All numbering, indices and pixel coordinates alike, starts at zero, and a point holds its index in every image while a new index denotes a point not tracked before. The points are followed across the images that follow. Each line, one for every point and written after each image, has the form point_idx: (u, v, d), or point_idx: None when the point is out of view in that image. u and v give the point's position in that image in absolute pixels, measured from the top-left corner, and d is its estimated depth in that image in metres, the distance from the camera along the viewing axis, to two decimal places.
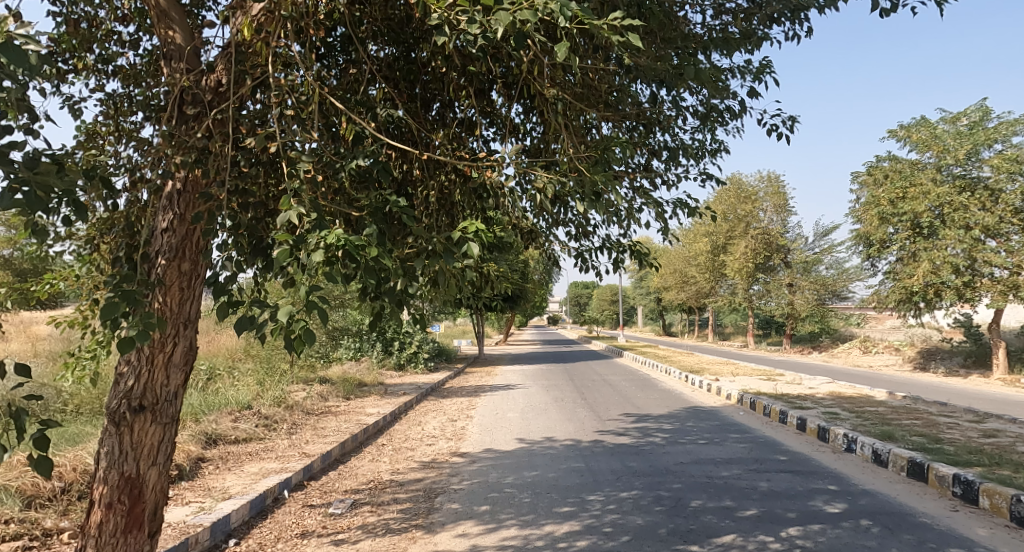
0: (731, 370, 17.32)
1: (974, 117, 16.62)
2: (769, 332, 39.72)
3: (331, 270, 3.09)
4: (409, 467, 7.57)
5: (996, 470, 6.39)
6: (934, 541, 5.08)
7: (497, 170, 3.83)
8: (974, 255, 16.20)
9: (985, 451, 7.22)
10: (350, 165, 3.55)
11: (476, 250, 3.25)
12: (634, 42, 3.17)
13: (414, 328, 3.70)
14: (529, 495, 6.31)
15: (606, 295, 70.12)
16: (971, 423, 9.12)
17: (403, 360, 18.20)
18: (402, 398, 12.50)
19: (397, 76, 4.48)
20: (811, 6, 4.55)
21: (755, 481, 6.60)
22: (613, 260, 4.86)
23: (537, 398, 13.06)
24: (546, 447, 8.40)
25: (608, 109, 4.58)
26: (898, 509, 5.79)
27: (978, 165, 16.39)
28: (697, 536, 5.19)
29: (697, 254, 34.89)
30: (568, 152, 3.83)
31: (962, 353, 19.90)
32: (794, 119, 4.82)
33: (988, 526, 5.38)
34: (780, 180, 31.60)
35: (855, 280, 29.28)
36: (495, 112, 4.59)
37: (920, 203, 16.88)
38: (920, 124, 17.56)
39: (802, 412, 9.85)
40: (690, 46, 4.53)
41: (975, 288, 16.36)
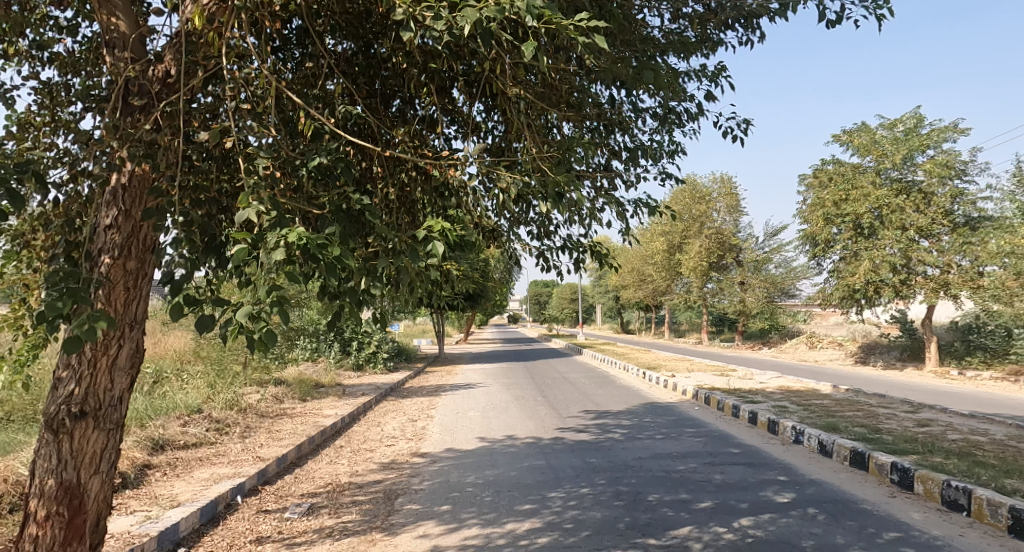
0: (686, 366, 17.70)
1: (909, 124, 17.14)
2: (722, 329, 40.60)
3: (291, 270, 3.13)
4: (368, 469, 7.59)
5: (930, 457, 6.68)
6: (875, 526, 5.30)
7: (460, 169, 3.89)
8: (909, 255, 16.85)
9: (922, 440, 7.52)
10: (311, 162, 3.61)
11: (440, 249, 3.33)
12: (601, 41, 3.24)
13: (375, 328, 3.72)
14: (490, 493, 6.38)
15: (565, 294, 70.70)
16: (907, 413, 9.48)
17: (361, 360, 18.07)
18: (361, 399, 12.49)
19: (356, 71, 4.53)
20: (763, 14, 4.75)
21: (709, 473, 6.78)
22: (574, 260, 4.96)
23: (497, 397, 13.16)
24: (507, 445, 8.49)
25: (570, 109, 4.68)
26: (841, 496, 6.01)
27: (913, 169, 16.98)
28: (653, 529, 5.32)
29: (654, 254, 35.28)
30: (531, 152, 3.91)
31: (898, 347, 20.63)
32: (748, 123, 5.09)
33: (923, 511, 5.63)
34: (733, 181, 32.16)
35: (803, 279, 30.06)
36: (456, 111, 4.67)
37: (862, 205, 17.38)
38: (861, 129, 18.05)
39: (754, 406, 10.12)
40: (649, 49, 4.70)
41: (910, 285, 17.06)
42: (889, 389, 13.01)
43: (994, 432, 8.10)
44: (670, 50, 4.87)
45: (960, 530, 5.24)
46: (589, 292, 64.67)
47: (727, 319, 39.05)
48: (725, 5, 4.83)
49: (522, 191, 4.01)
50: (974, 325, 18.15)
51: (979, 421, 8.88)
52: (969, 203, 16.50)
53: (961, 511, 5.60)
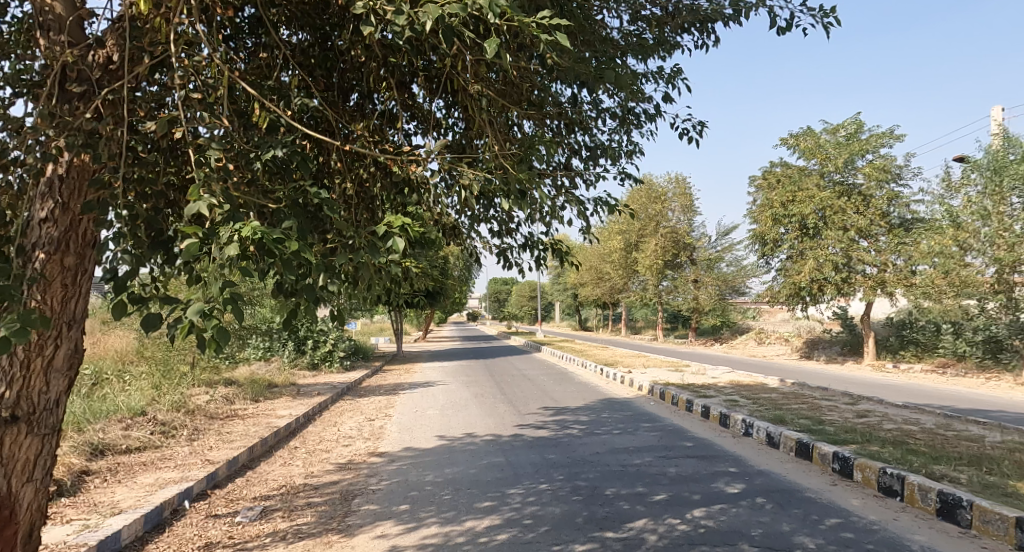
0: (642, 362, 18.00)
1: (850, 129, 17.67)
2: (677, 325, 41.28)
3: (245, 264, 3.14)
4: (324, 470, 7.58)
5: (868, 446, 6.96)
6: (817, 513, 5.51)
7: (421, 165, 3.95)
8: (850, 254, 17.47)
9: (861, 430, 7.82)
10: (266, 155, 3.62)
11: (401, 245, 3.38)
12: (563, 40, 3.33)
13: (334, 325, 3.75)
14: (449, 492, 6.44)
15: (523, 292, 70.96)
16: (847, 405, 9.83)
17: (317, 359, 17.92)
18: (316, 399, 12.41)
19: (312, 63, 4.52)
20: (718, 18, 4.89)
21: (664, 466, 6.94)
22: (534, 258, 5.04)
23: (457, 395, 13.21)
24: (466, 442, 8.55)
25: (531, 107, 4.76)
26: (787, 485, 6.22)
27: (853, 173, 17.62)
28: (610, 522, 5.44)
29: (611, 252, 35.63)
30: (493, 149, 3.97)
31: (840, 342, 21.30)
32: (704, 124, 5.26)
33: (861, 497, 5.88)
34: (687, 181, 32.65)
35: (753, 277, 30.73)
36: (417, 106, 4.72)
37: (807, 206, 17.82)
38: (806, 133, 18.53)
39: (706, 400, 10.35)
40: (610, 49, 4.80)
41: (851, 283, 17.67)
42: (833, 383, 13.44)
43: (927, 422, 8.47)
44: (629, 52, 4.98)
45: (893, 514, 5.50)
46: (547, 290, 65.04)
47: (681, 316, 39.76)
48: (682, 9, 4.95)
49: (483, 187, 4.07)
50: (908, 320, 19.39)
51: (913, 411, 9.27)
52: (903, 205, 17.42)
53: (894, 496, 5.86)
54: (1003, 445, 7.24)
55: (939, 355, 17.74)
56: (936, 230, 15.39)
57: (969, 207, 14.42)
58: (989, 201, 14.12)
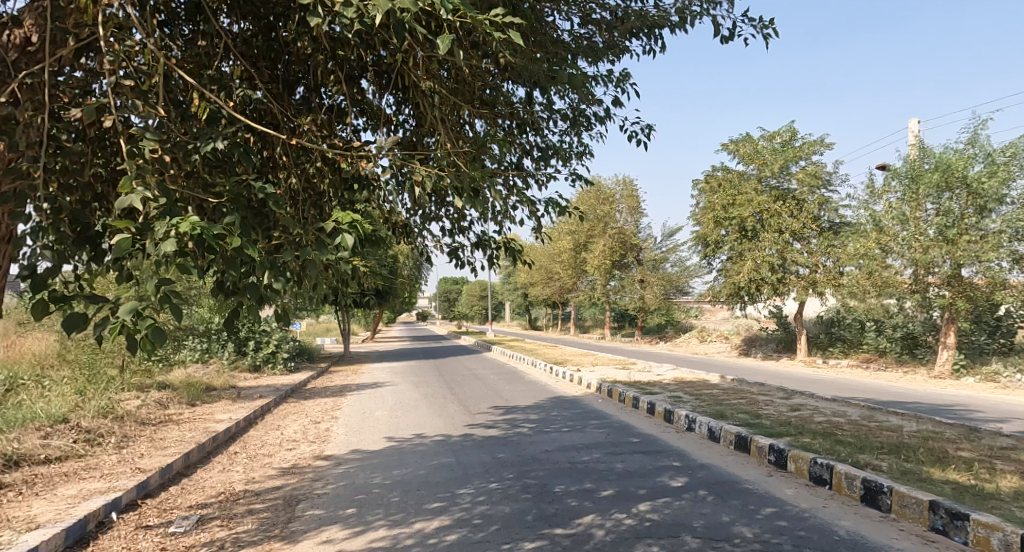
0: (591, 360, 18.24)
1: (784, 137, 18.29)
2: (624, 324, 41.86)
3: (183, 262, 3.16)
4: (265, 476, 7.50)
5: (801, 438, 7.25)
6: (754, 503, 5.72)
7: (371, 162, 3.99)
8: (785, 255, 18.06)
9: (794, 422, 8.13)
10: (206, 147, 3.62)
11: (350, 242, 3.44)
12: (515, 39, 3.40)
13: (279, 324, 3.77)
14: (397, 494, 6.45)
15: (473, 292, 70.93)
16: (782, 399, 10.17)
17: (259, 361, 17.59)
18: (258, 402, 12.21)
19: (255, 53, 4.50)
20: (664, 25, 5.04)
21: (611, 462, 7.08)
22: (487, 257, 5.12)
23: (405, 396, 13.17)
24: (415, 444, 8.56)
25: (483, 106, 4.83)
26: (729, 478, 6.42)
27: (788, 178, 18.24)
28: (559, 519, 5.54)
29: (560, 252, 35.83)
30: (446, 147, 4.03)
31: (776, 339, 21.97)
32: (651, 127, 5.43)
33: (794, 487, 6.13)
34: (633, 183, 33.10)
35: (697, 277, 31.35)
36: (366, 101, 4.74)
37: (745, 209, 18.26)
38: (745, 139, 19.04)
39: (652, 397, 10.57)
40: (561, 51, 4.90)
41: (786, 283, 18.24)
42: (770, 378, 13.87)
43: (853, 414, 8.84)
44: (579, 54, 5.09)
45: (822, 502, 5.77)
46: (498, 289, 65.16)
47: (628, 315, 40.36)
48: (630, 14, 5.08)
49: (435, 184, 4.13)
50: (835, 319, 20.14)
51: (841, 404, 9.66)
52: (832, 210, 18.18)
53: (824, 484, 6.16)
54: (921, 434, 7.63)
55: (864, 350, 18.54)
56: (861, 234, 15.99)
57: (890, 213, 15.06)
58: (907, 207, 14.80)
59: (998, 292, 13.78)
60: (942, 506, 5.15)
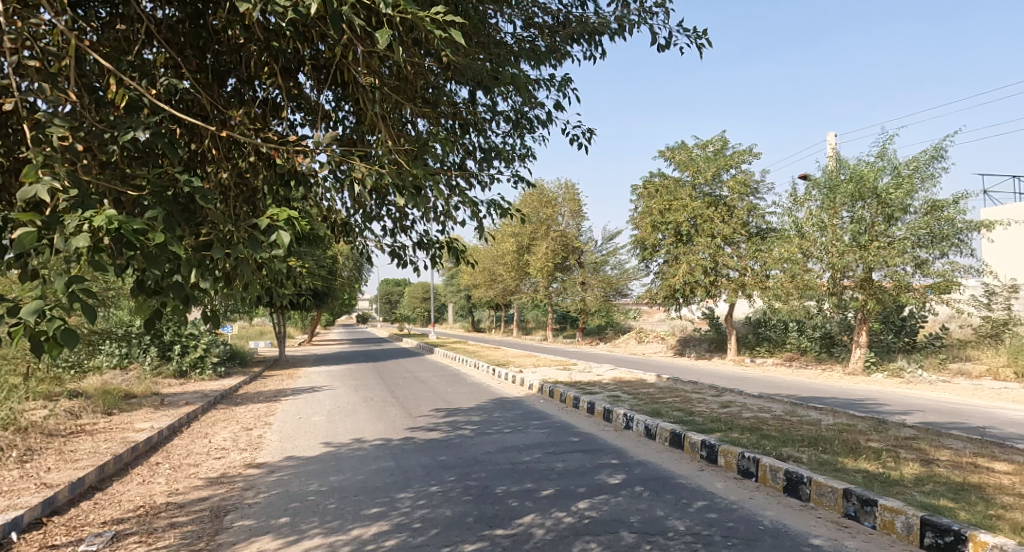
0: (533, 361, 18.41)
1: (717, 146, 18.87)
2: (566, 326, 42.27)
3: (97, 258, 3.09)
4: (190, 487, 7.25)
5: (731, 434, 7.49)
6: (687, 497, 5.89)
7: (308, 157, 3.97)
8: (717, 259, 18.56)
9: (724, 419, 8.38)
10: (127, 136, 3.48)
11: (286, 239, 3.38)
12: (456, 37, 3.45)
13: (208, 326, 3.71)
14: (333, 501, 6.38)
15: (415, 294, 70.56)
16: (714, 396, 10.47)
17: (185, 366, 16.80)
18: (185, 410, 11.81)
19: (181, 41, 4.34)
20: (604, 31, 5.16)
21: (552, 462, 7.17)
22: (430, 257, 5.14)
23: (344, 400, 13.03)
24: (353, 449, 8.50)
25: (426, 104, 4.86)
26: (664, 473, 6.59)
27: (720, 186, 18.78)
28: (500, 519, 5.60)
29: (503, 254, 35.89)
30: (387, 144, 4.04)
31: (708, 339, 22.58)
32: (592, 132, 5.55)
33: (724, 481, 6.33)
34: (576, 186, 33.44)
35: (636, 279, 31.86)
36: (303, 96, 4.72)
37: (681, 214, 18.68)
38: (680, 147, 19.48)
39: (592, 396, 10.72)
40: (503, 53, 4.97)
41: (717, 286, 18.75)
42: (702, 377, 14.25)
43: (777, 409, 9.17)
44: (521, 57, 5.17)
45: (749, 493, 5.99)
46: (441, 291, 64.92)
47: (570, 317, 40.80)
48: (572, 20, 5.18)
49: (376, 181, 4.15)
50: (762, 319, 20.79)
51: (766, 400, 10.02)
52: (759, 216, 18.72)
53: (751, 477, 6.38)
54: (837, 426, 7.99)
55: (787, 349, 19.20)
56: (783, 239, 16.48)
57: (810, 220, 15.61)
58: (826, 215, 15.39)
59: (904, 295, 14.63)
60: (855, 493, 5.41)
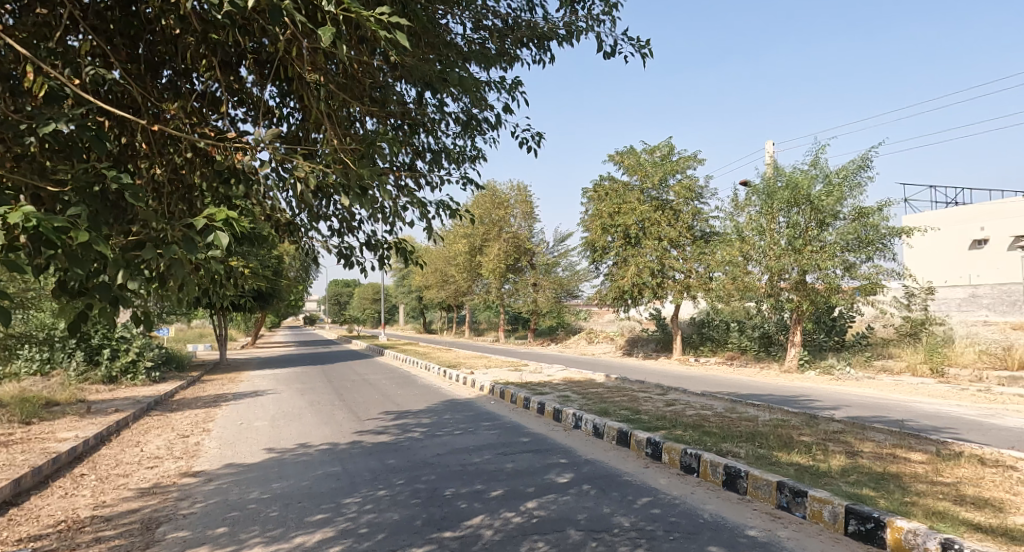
0: (484, 362, 18.44)
1: (664, 151, 19.19)
2: (518, 327, 42.41)
3: (14, 257, 3.12)
4: (120, 498, 6.86)
5: (675, 431, 7.64)
6: (632, 493, 6.00)
7: (248, 154, 4.04)
8: (664, 261, 18.85)
9: (668, 416, 8.53)
10: (48, 129, 3.45)
11: (225, 240, 3.34)
12: (401, 38, 3.47)
13: (139, 328, 3.71)
14: (275, 508, 6.24)
15: (366, 295, 69.91)
16: (659, 395, 10.64)
17: (114, 371, 15.55)
18: (115, 417, 11.25)
19: (111, 28, 4.14)
20: (552, 36, 5.23)
21: (501, 463, 7.20)
22: (377, 258, 5.10)
23: (289, 404, 12.82)
24: (298, 454, 8.36)
25: (374, 104, 4.84)
26: (610, 471, 6.68)
27: (666, 190, 19.12)
28: (449, 522, 5.60)
29: (455, 255, 35.79)
30: (333, 144, 4.03)
31: (655, 339, 22.94)
32: (541, 136, 5.62)
33: (667, 477, 6.46)
34: (528, 189, 33.61)
35: (586, 281, 32.13)
36: (245, 90, 4.63)
37: (630, 217, 18.92)
38: (629, 151, 19.72)
39: (542, 397, 10.80)
40: (453, 54, 5.00)
41: (664, 288, 19.06)
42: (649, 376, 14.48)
43: (718, 406, 9.38)
44: (471, 58, 5.19)
45: (690, 488, 6.12)
46: (391, 292, 64.44)
47: (521, 318, 40.86)
48: (521, 24, 5.23)
49: (320, 181, 4.15)
50: (706, 319, 21.22)
51: (707, 398, 10.22)
52: (704, 220, 19.26)
53: (692, 473, 6.52)
54: (772, 421, 8.21)
55: (729, 348, 19.56)
56: (726, 242, 16.76)
57: (750, 224, 15.94)
58: (764, 219, 15.73)
59: (834, 296, 15.17)
60: (788, 485, 5.59)
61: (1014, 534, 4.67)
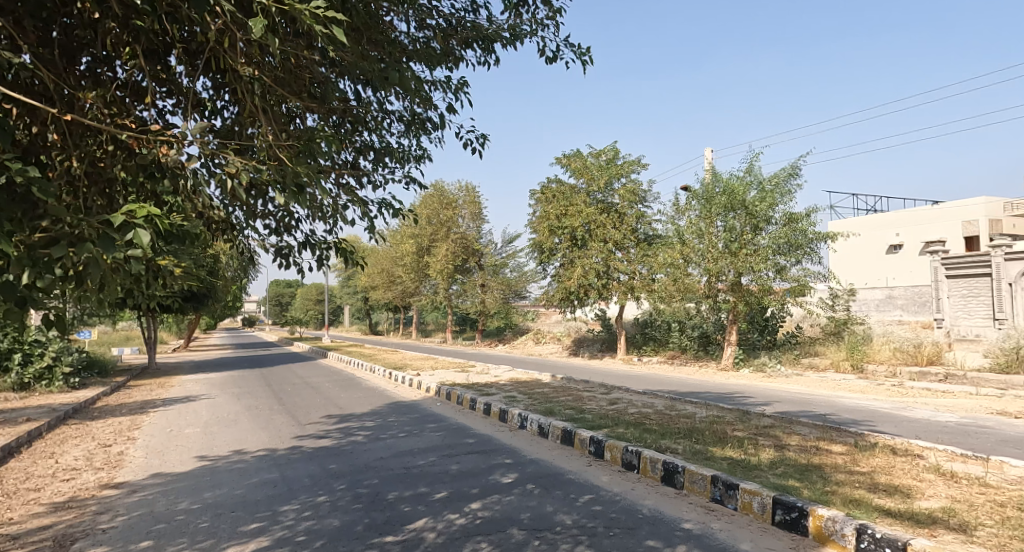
0: (431, 364, 18.34)
1: (609, 155, 19.41)
2: (465, 328, 42.34)
3: None
4: (31, 514, 6.35)
5: (616, 429, 7.75)
6: (574, 491, 6.08)
7: (175, 149, 3.99)
8: (610, 263, 19.05)
9: (611, 415, 8.64)
10: None
11: (146, 239, 3.31)
12: (338, 34, 3.46)
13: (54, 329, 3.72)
14: (206, 518, 6.04)
15: (310, 294, 68.88)
16: (602, 394, 10.77)
17: (27, 378, 14.33)
18: (29, 427, 10.44)
19: (21, 9, 3.90)
20: (497, 38, 5.27)
21: (446, 465, 7.20)
22: (316, 258, 5.09)
23: (226, 409, 12.50)
24: (232, 461, 8.14)
25: (314, 100, 4.82)
26: (554, 470, 6.75)
27: (611, 193, 19.36)
28: (391, 526, 5.57)
29: (402, 254, 35.52)
30: (268, 139, 4.03)
31: (599, 340, 23.20)
32: (485, 137, 5.65)
33: (608, 474, 6.56)
34: (476, 189, 33.61)
35: (533, 282, 32.29)
36: (172, 81, 4.61)
37: (576, 219, 19.04)
38: (576, 154, 19.87)
39: (487, 398, 10.82)
40: (397, 53, 4.99)
41: (609, 289, 19.28)
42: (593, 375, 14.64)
43: (658, 404, 9.55)
44: (417, 57, 5.19)
45: (630, 485, 6.23)
46: (335, 293, 63.57)
47: (469, 319, 40.72)
48: (465, 24, 5.26)
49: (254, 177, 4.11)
50: (648, 320, 21.54)
51: (648, 396, 10.39)
52: (647, 223, 19.55)
53: (633, 470, 6.63)
54: (708, 418, 8.39)
55: (670, 348, 19.86)
56: (668, 245, 17.00)
57: (690, 228, 16.22)
58: (703, 223, 16.05)
59: (766, 297, 15.65)
60: (721, 479, 5.75)
61: (919, 517, 4.93)
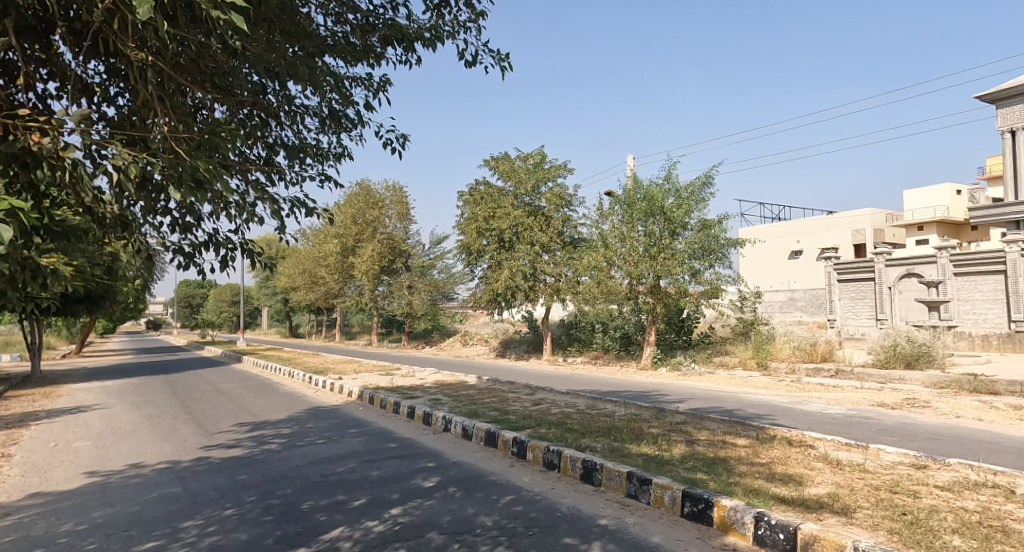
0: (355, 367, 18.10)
1: (535, 158, 19.58)
2: (391, 330, 41.96)
3: None
4: None
5: (539, 429, 7.81)
6: (496, 492, 6.10)
7: (48, 137, 3.83)
8: (536, 266, 19.19)
9: (534, 415, 8.71)
10: None
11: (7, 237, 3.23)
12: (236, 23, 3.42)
13: None
14: (97, 539, 5.76)
15: (231, 294, 66.94)
16: (527, 394, 10.86)
17: None
18: None
19: None
20: (417, 37, 5.28)
21: (366, 471, 7.11)
22: (220, 257, 4.98)
23: (129, 420, 11.97)
24: (129, 476, 7.79)
25: (223, 92, 4.74)
26: (476, 472, 6.75)
27: (538, 197, 19.53)
28: (303, 537, 5.46)
29: (327, 255, 34.97)
30: (162, 130, 3.96)
31: (526, 342, 23.35)
32: (405, 137, 5.65)
33: (530, 474, 6.60)
34: (403, 189, 33.35)
35: (461, 283, 32.29)
36: (53, 60, 4.45)
37: (504, 221, 19.12)
38: (503, 157, 19.96)
39: (411, 401, 10.74)
40: (312, 46, 4.95)
41: (536, 291, 19.41)
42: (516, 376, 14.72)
43: (581, 404, 9.68)
44: (336, 53, 5.14)
45: (551, 484, 6.28)
46: (258, 294, 61.97)
47: (397, 320, 40.32)
48: (384, 22, 5.24)
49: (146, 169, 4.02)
50: (574, 321, 21.82)
51: (571, 396, 10.52)
52: (572, 227, 19.80)
53: (554, 469, 6.69)
54: (626, 416, 8.55)
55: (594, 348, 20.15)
56: (591, 248, 17.22)
57: (612, 231, 16.49)
58: (625, 227, 16.35)
59: (681, 299, 16.13)
60: (636, 475, 5.85)
61: (809, 503, 5.17)
